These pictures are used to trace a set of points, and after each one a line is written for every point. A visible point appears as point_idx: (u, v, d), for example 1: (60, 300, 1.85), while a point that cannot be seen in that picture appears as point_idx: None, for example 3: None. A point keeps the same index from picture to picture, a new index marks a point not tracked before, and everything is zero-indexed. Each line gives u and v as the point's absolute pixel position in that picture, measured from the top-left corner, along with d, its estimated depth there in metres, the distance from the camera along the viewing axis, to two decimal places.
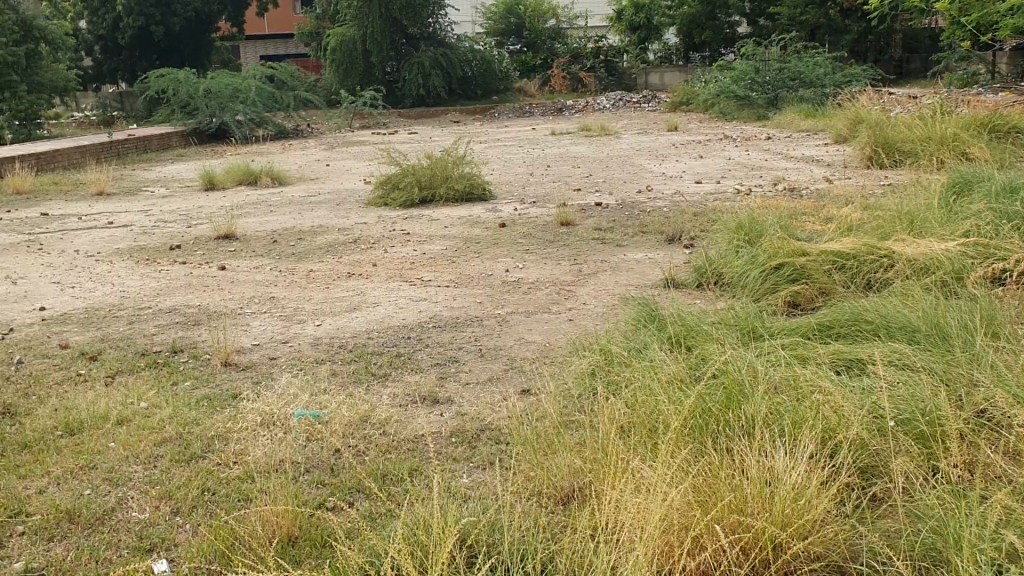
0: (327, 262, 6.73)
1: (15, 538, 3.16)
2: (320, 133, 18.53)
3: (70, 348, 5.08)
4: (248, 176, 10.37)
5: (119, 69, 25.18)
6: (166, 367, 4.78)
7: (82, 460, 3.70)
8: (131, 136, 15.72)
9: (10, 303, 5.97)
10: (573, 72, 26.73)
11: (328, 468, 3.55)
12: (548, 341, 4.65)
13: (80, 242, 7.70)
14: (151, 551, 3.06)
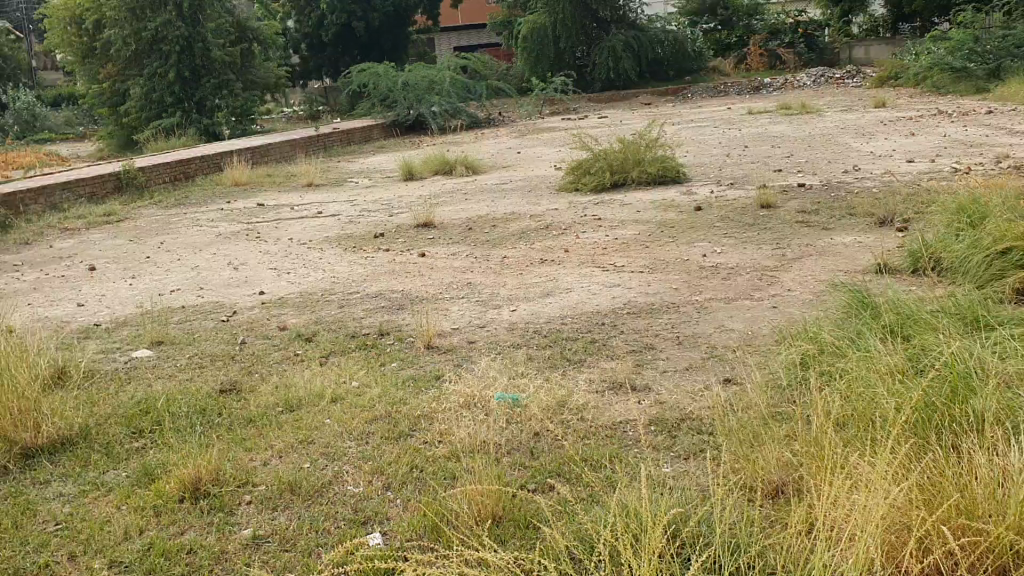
0: (522, 248, 6.82)
1: (244, 506, 3.40)
2: (512, 121, 18.82)
3: (287, 329, 5.41)
4: (444, 165, 10.66)
5: (324, 65, 26.56)
6: (374, 348, 4.99)
7: (300, 435, 3.93)
8: (336, 129, 16.55)
9: (233, 287, 6.42)
10: (770, 49, 25.72)
11: (529, 449, 3.58)
12: (751, 329, 4.51)
13: (293, 231, 8.18)
14: (365, 523, 3.20)
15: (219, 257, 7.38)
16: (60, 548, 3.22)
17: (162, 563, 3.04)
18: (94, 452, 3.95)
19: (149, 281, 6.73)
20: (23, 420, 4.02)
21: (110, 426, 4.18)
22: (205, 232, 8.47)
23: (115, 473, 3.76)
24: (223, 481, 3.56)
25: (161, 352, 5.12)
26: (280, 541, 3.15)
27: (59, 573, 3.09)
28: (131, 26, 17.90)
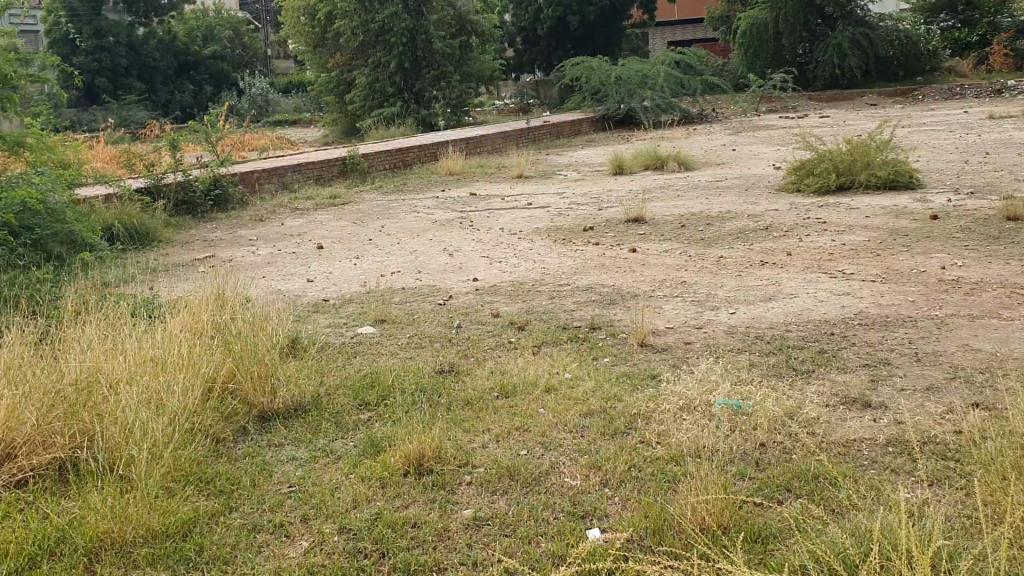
0: (738, 248, 6.61)
1: (464, 487, 3.46)
2: (724, 118, 18.35)
3: (501, 317, 5.48)
4: (656, 161, 10.53)
5: (537, 58, 27.05)
6: (587, 341, 4.97)
7: (517, 422, 3.96)
8: (546, 121, 16.74)
9: (450, 272, 6.59)
10: (1016, 48, 23.80)
11: (753, 461, 3.42)
12: (1002, 351, 4.14)
13: (505, 220, 8.31)
14: (584, 517, 3.18)
15: (434, 242, 7.61)
16: (293, 510, 3.39)
17: (389, 534, 3.15)
18: (324, 421, 4.15)
19: (371, 261, 7.02)
20: (261, 384, 4.30)
21: (337, 397, 4.39)
22: (421, 218, 8.76)
23: (343, 443, 3.93)
24: (444, 460, 3.64)
25: (384, 330, 5.33)
26: (500, 525, 3.18)
27: (293, 533, 3.25)
28: (360, 18, 18.87)
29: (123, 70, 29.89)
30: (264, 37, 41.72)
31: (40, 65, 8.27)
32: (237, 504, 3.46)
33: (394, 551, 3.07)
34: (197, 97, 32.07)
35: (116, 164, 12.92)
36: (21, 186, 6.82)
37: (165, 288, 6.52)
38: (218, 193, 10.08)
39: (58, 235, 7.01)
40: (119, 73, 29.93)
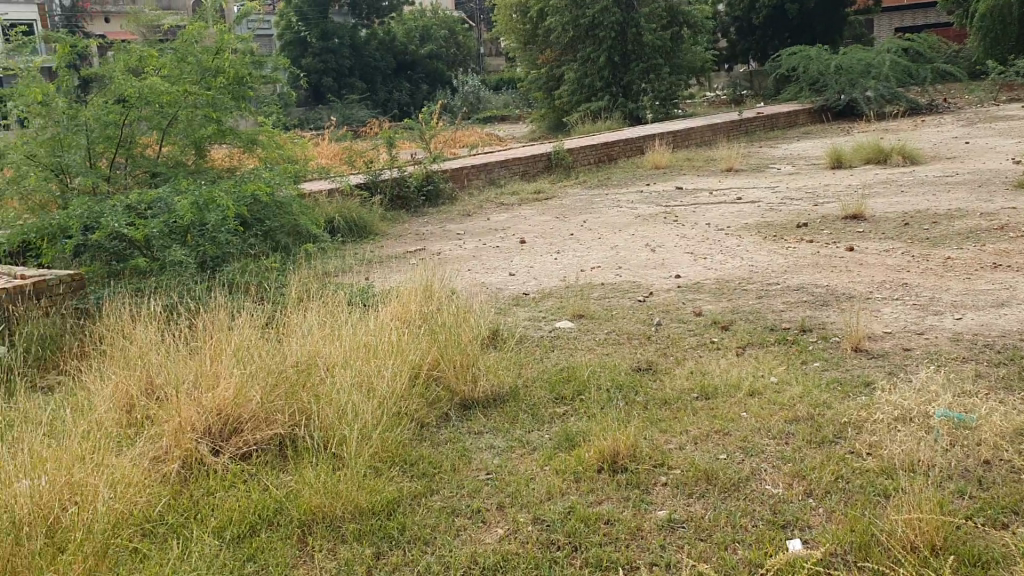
0: (968, 249, 6.13)
1: (660, 487, 3.41)
2: (958, 109, 17.09)
3: (704, 316, 5.37)
4: (878, 154, 9.96)
5: (752, 48, 26.27)
6: (795, 344, 4.77)
7: (716, 424, 3.86)
8: (759, 113, 16.22)
9: (651, 269, 6.52)
10: None
11: (976, 479, 3.17)
12: None
13: (711, 216, 8.12)
14: (785, 527, 3.06)
15: (638, 237, 7.56)
16: (490, 497, 3.48)
17: (582, 529, 3.16)
18: (522, 411, 4.24)
19: (573, 256, 7.07)
20: (463, 372, 4.44)
21: (535, 389, 4.47)
22: (626, 213, 8.71)
23: (539, 435, 3.99)
24: (640, 459, 3.60)
25: (582, 325, 5.36)
26: (695, 528, 3.11)
27: (488, 519, 3.34)
28: (571, 13, 19.13)
29: (346, 70, 31.67)
30: (478, 35, 42.88)
31: (272, 67, 8.90)
32: (437, 487, 3.59)
33: (586, 545, 3.07)
34: (414, 95, 33.47)
35: (339, 160, 13.74)
36: (253, 180, 7.39)
37: (378, 279, 6.86)
38: (430, 188, 10.50)
39: (284, 226, 7.55)
40: (343, 74, 31.74)
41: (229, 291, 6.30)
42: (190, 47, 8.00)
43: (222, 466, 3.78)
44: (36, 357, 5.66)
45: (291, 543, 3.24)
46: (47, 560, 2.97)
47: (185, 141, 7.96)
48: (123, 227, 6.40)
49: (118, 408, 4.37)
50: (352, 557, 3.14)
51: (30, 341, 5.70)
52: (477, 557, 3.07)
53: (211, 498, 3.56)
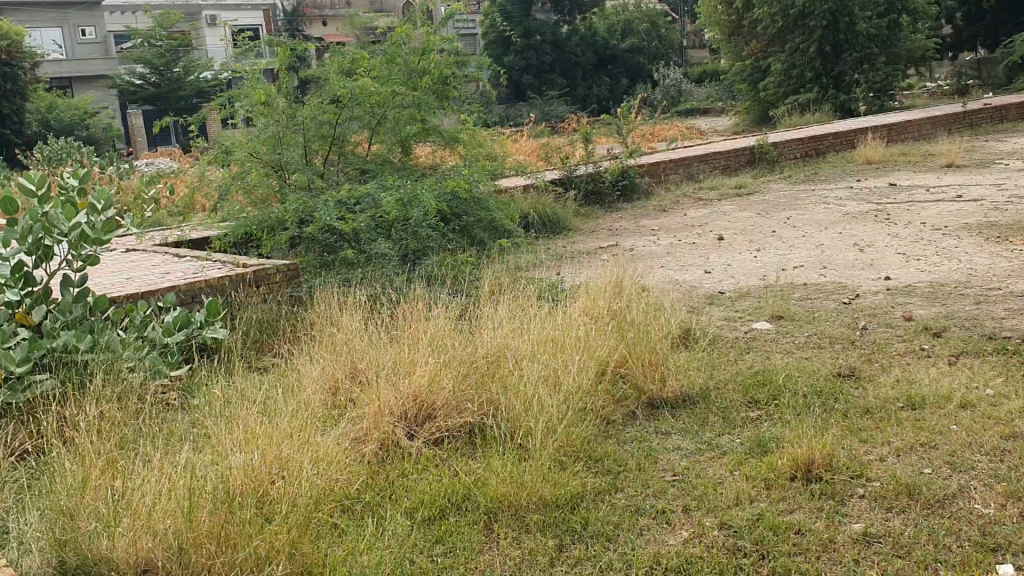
0: None
1: (856, 500, 3.33)
2: None
3: (913, 321, 5.06)
4: None
5: (981, 33, 24.45)
6: (1017, 355, 4.41)
7: (923, 436, 3.69)
8: (987, 104, 15.09)
9: (858, 269, 6.22)
10: None
11: None
12: None
13: (926, 215, 7.64)
14: (995, 551, 2.92)
15: (844, 236, 7.23)
16: (675, 499, 3.57)
17: (769, 537, 3.15)
18: (711, 415, 4.29)
19: (773, 254, 6.86)
20: (653, 372, 4.60)
21: (728, 392, 4.50)
22: (832, 210, 8.35)
23: (729, 439, 4.03)
24: (836, 469, 3.53)
25: (780, 327, 5.25)
26: (893, 545, 3.03)
27: (674, 521, 3.43)
28: (779, 4, 18.57)
29: (547, 67, 32.29)
30: (682, 27, 42.14)
31: (476, 66, 9.15)
32: (623, 485, 3.77)
33: (775, 555, 3.07)
34: (613, 90, 33.43)
35: (538, 155, 13.94)
36: (454, 178, 7.66)
37: (571, 274, 6.94)
38: (625, 183, 10.44)
39: (480, 221, 7.71)
40: (544, 71, 32.33)
41: (428, 283, 6.57)
42: (399, 49, 8.38)
43: (417, 450, 4.16)
44: (254, 340, 6.13)
45: (479, 528, 3.54)
46: (255, 527, 3.35)
47: (393, 140, 8.33)
48: (332, 221, 6.82)
49: (325, 390, 4.75)
50: (536, 547, 3.38)
51: (249, 325, 6.19)
52: (659, 557, 3.16)
53: (403, 480, 3.94)
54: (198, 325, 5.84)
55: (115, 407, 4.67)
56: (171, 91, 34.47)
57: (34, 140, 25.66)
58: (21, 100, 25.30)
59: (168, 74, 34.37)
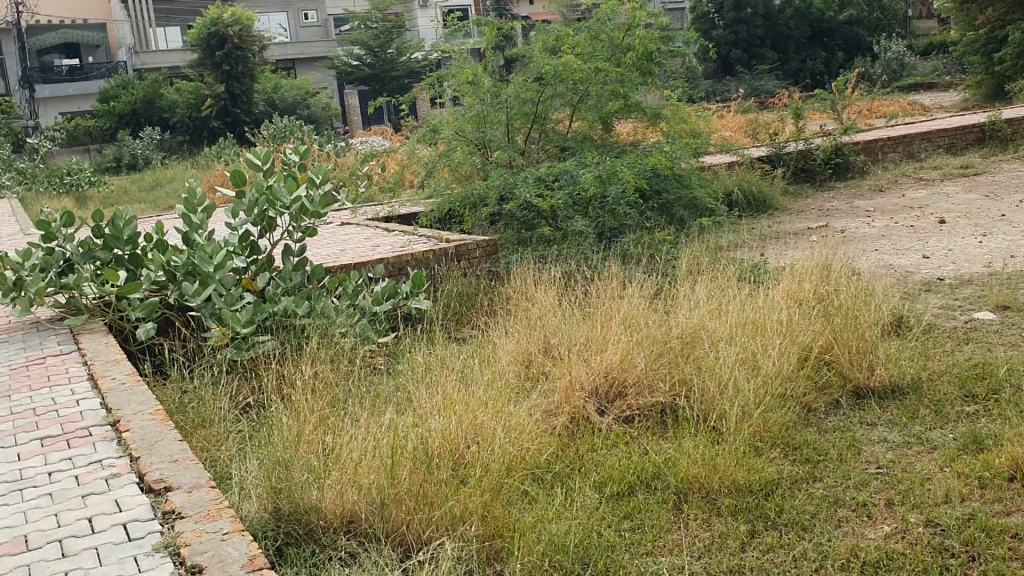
0: None
1: None
2: None
3: None
4: None
5: None
6: None
7: None
8: None
9: None
10: None
11: None
12: None
13: None
14: None
15: None
16: (878, 492, 3.62)
17: (981, 539, 3.18)
18: (923, 407, 4.24)
19: (1001, 240, 6.36)
20: (859, 360, 4.56)
21: (942, 384, 4.39)
22: None
23: (942, 434, 3.99)
24: None
25: (1005, 318, 4.96)
26: None
27: (875, 516, 3.48)
28: None
29: (758, 40, 31.38)
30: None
31: (682, 41, 8.91)
32: (821, 474, 3.84)
33: (987, 557, 3.10)
34: (828, 64, 31.76)
35: (745, 134, 13.49)
36: (656, 155, 7.56)
37: (774, 255, 6.73)
38: (838, 162, 10.01)
39: (679, 199, 7.55)
40: (755, 44, 31.47)
41: (626, 261, 6.55)
42: (603, 26, 8.31)
43: (607, 426, 4.41)
44: (456, 311, 6.34)
45: (668, 508, 3.75)
46: (451, 488, 3.73)
47: (594, 117, 8.30)
48: (531, 198, 6.94)
49: (518, 362, 4.95)
50: (727, 531, 3.53)
51: (451, 298, 6.42)
52: (858, 550, 3.25)
53: (593, 455, 4.21)
54: (404, 296, 6.12)
55: (329, 369, 5.06)
56: (385, 72, 36.00)
57: (262, 119, 27.55)
58: (251, 81, 27.20)
59: (383, 54, 35.89)
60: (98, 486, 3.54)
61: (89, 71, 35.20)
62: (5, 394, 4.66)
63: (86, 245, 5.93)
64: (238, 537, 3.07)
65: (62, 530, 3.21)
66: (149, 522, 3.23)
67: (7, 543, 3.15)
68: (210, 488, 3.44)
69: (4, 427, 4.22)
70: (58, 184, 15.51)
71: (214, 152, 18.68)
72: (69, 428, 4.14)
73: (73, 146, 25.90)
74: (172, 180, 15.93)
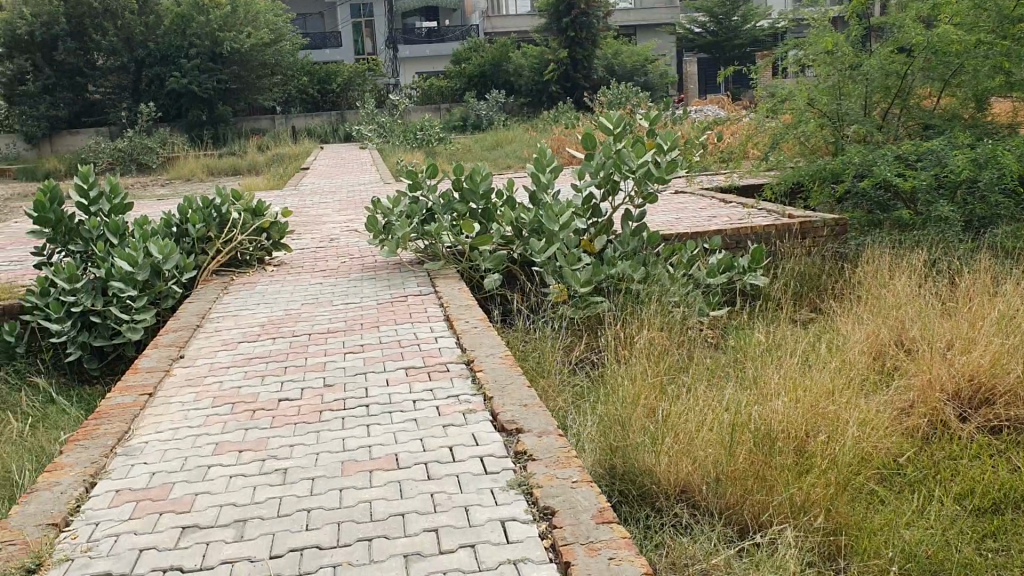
0: None
1: None
2: None
3: None
4: None
5: None
6: None
7: None
8: None
9: None
10: None
11: None
12: None
13: None
14: None
15: None
16: None
17: None
18: None
19: None
20: None
21: None
22: None
23: None
24: None
25: None
26: None
27: None
28: None
29: None
30: None
31: None
32: None
33: None
34: None
35: None
36: None
37: None
38: None
39: None
40: None
41: (1000, 256, 5.89)
42: None
43: (969, 434, 4.10)
44: (796, 291, 6.13)
45: None
46: (792, 475, 3.58)
47: (968, 94, 7.49)
48: (891, 177, 6.44)
49: (868, 353, 4.69)
50: None
51: (791, 277, 6.21)
52: None
53: (953, 463, 3.91)
54: (740, 270, 5.94)
55: (662, 335, 4.99)
56: (727, 40, 35.27)
57: (599, 84, 28.05)
58: (593, 47, 27.72)
59: (727, 22, 35.12)
60: (456, 419, 3.78)
61: (445, 34, 37.77)
62: (375, 325, 5.14)
63: (446, 197, 6.38)
64: (587, 487, 3.12)
65: (427, 454, 3.47)
66: (503, 459, 3.40)
67: (380, 458, 3.45)
68: (558, 435, 3.54)
69: (375, 354, 4.65)
70: (413, 139, 16.87)
71: (556, 113, 19.33)
72: (430, 362, 4.49)
73: (427, 105, 28.04)
74: (513, 139, 16.74)
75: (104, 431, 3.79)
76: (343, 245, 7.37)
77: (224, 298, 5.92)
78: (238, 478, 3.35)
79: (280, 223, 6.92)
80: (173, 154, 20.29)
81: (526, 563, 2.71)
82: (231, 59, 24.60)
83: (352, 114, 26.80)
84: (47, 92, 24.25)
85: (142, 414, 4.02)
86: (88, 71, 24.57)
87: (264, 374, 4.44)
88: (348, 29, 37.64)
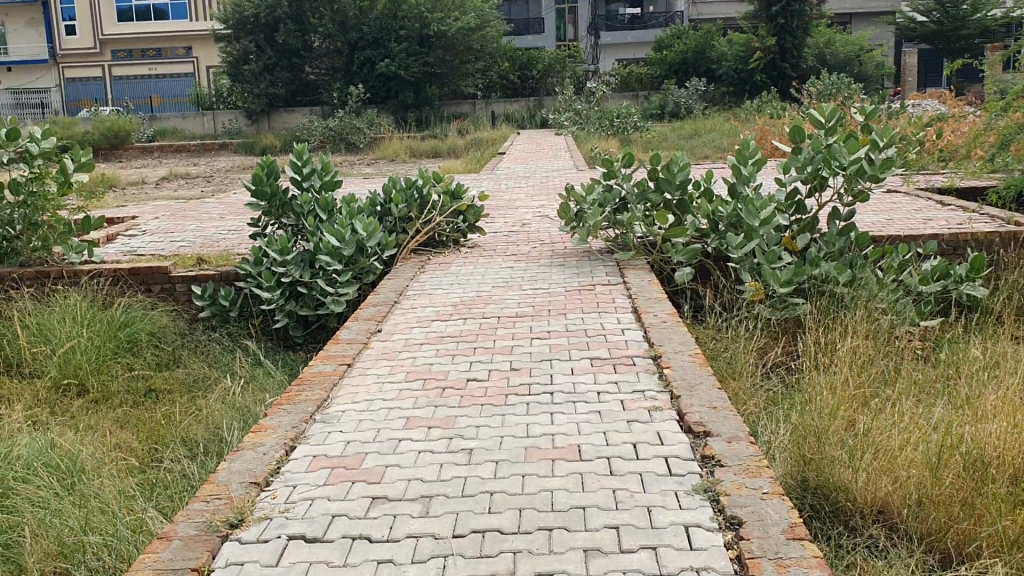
0: None
1: None
2: None
3: None
4: None
5: None
6: None
7: None
8: None
9: None
10: None
11: None
12: None
13: None
14: None
15: None
16: None
17: None
18: None
19: None
20: None
21: None
22: None
23: None
24: None
25: None
26: None
27: None
28: None
29: None
30: None
31: None
32: None
33: None
34: None
35: None
36: None
37: None
38: None
39: None
40: None
41: None
42: None
43: None
44: (1019, 305, 5.64)
45: None
46: (1006, 506, 3.28)
47: None
48: None
49: None
50: None
51: (1014, 290, 5.72)
52: None
53: None
54: (957, 279, 5.55)
55: (866, 343, 4.72)
56: (954, 30, 32.96)
57: (808, 74, 26.89)
58: (805, 35, 26.58)
59: (955, 11, 32.83)
60: (642, 415, 3.72)
61: (648, 21, 37.35)
62: (562, 312, 5.14)
63: (641, 185, 6.29)
64: (778, 500, 2.98)
65: (610, 448, 3.43)
66: (689, 461, 3.31)
67: (563, 448, 3.44)
68: (750, 442, 3.40)
69: (562, 341, 4.65)
70: (609, 126, 16.83)
71: (760, 104, 18.69)
72: (616, 353, 4.44)
73: (626, 92, 27.82)
74: (711, 129, 16.34)
75: (305, 397, 3.98)
76: (534, 230, 7.42)
77: (420, 277, 6.09)
78: (427, 455, 3.43)
79: (475, 206, 7.05)
80: (379, 134, 21.18)
81: (710, 573, 2.62)
82: (438, 43, 25.33)
83: (550, 100, 27.03)
84: (267, 71, 25.88)
85: (340, 383, 4.20)
86: (305, 53, 26.04)
87: (455, 353, 4.53)
88: (551, 15, 37.90)
